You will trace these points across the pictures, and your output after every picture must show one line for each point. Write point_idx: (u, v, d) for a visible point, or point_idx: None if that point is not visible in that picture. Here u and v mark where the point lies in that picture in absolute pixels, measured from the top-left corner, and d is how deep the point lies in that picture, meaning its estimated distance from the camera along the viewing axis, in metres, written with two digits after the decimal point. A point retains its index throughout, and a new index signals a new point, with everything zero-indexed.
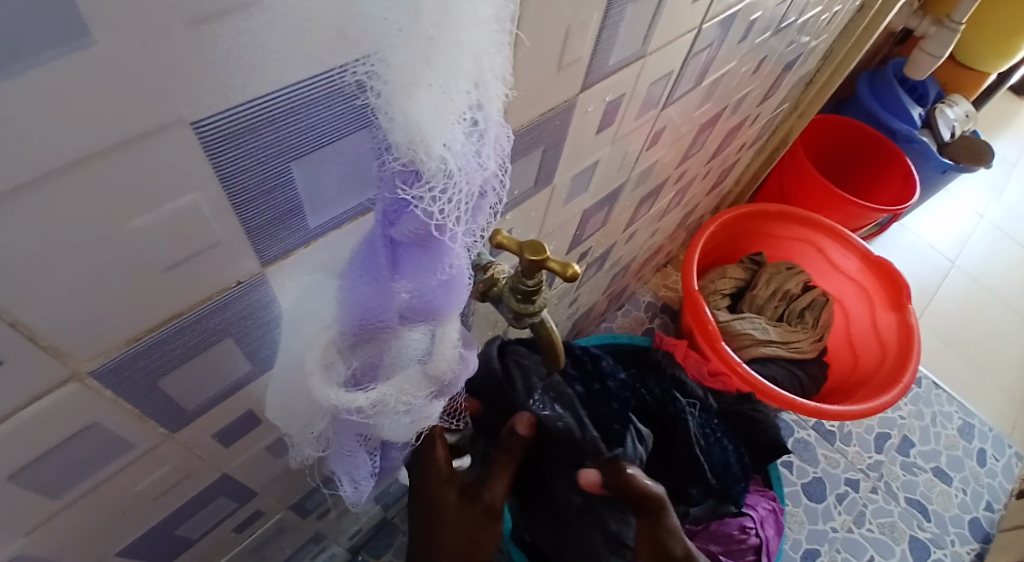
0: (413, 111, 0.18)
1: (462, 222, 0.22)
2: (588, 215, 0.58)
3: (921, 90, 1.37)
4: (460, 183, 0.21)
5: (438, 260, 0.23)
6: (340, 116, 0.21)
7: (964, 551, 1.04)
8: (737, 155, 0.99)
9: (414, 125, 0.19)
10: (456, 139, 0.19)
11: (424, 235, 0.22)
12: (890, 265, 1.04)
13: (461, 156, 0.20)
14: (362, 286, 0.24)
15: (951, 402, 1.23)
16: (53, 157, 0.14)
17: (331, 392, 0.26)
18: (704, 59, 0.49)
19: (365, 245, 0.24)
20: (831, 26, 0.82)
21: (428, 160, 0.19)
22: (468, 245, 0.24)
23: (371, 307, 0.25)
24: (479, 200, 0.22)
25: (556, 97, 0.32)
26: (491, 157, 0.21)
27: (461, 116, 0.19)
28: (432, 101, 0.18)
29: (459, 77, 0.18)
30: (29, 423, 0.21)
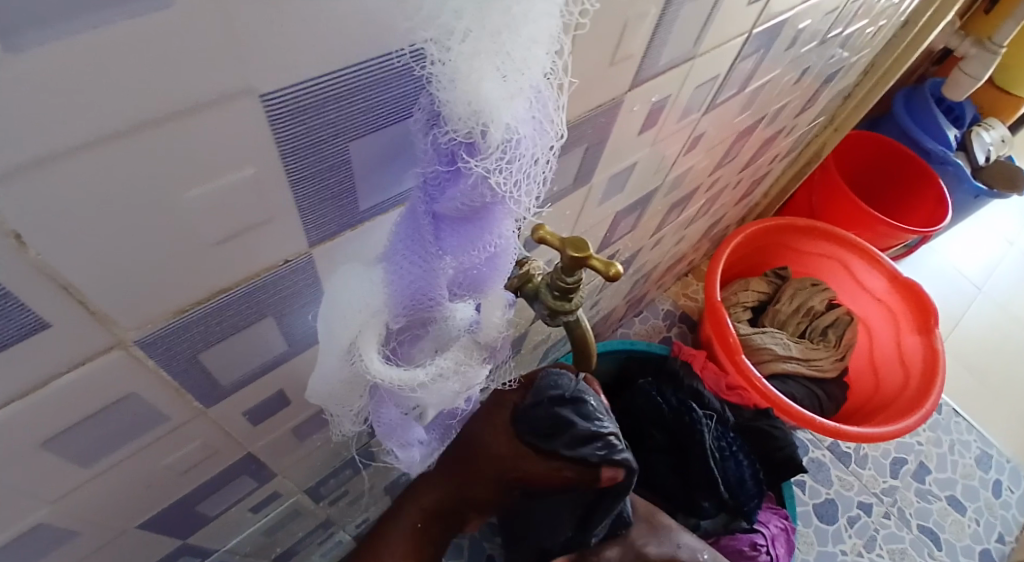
0: (478, 82, 0.18)
1: (518, 195, 0.22)
2: (619, 218, 0.57)
3: (957, 112, 1.34)
4: (521, 156, 0.20)
5: (487, 234, 0.23)
6: (393, 90, 0.20)
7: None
8: (769, 165, 0.98)
9: (481, 100, 0.18)
10: (521, 111, 0.19)
11: (483, 206, 0.21)
12: (921, 287, 1.02)
13: (524, 129, 0.19)
14: (407, 264, 0.23)
15: (971, 431, 1.20)
16: (121, 119, 0.14)
17: (375, 367, 0.24)
18: (750, 64, 0.48)
19: (408, 221, 0.23)
20: (874, 40, 0.80)
21: (493, 131, 0.19)
22: (516, 220, 0.24)
23: (417, 288, 0.24)
24: (537, 172, 0.22)
25: (605, 93, 0.32)
26: (550, 127, 0.21)
27: (528, 86, 0.19)
28: (500, 72, 0.18)
29: (529, 49, 0.18)
30: (68, 388, 0.21)
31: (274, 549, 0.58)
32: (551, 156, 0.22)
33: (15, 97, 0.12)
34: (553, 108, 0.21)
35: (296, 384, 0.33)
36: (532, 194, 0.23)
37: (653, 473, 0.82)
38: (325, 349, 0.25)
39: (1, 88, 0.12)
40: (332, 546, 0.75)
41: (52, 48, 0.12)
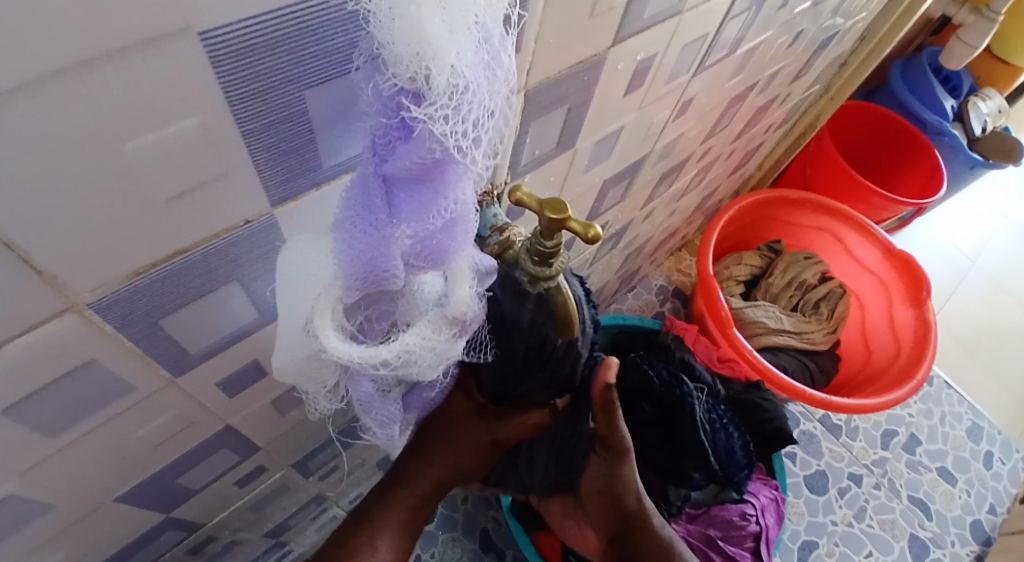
0: (417, 22, 0.17)
1: (470, 150, 0.21)
2: (608, 187, 0.56)
3: (954, 82, 1.32)
4: (471, 103, 0.19)
5: (441, 196, 0.22)
6: (329, 40, 0.19)
7: (963, 552, 1.03)
8: (763, 136, 0.96)
9: (423, 39, 0.17)
10: (466, 51, 0.18)
11: (433, 163, 0.20)
12: (913, 260, 1.01)
13: (470, 73, 0.18)
14: (359, 235, 0.22)
15: (962, 403, 1.21)
16: (50, 58, 0.13)
17: (332, 345, 0.23)
18: (741, 23, 0.46)
19: (358, 187, 0.22)
20: (871, 5, 0.78)
21: (437, 74, 0.18)
22: (473, 181, 0.23)
23: (370, 261, 0.22)
24: (489, 125, 0.21)
25: (586, 49, 0.31)
26: (500, 74, 0.20)
27: (473, 26, 0.18)
28: (441, 6, 0.17)
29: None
30: (22, 354, 0.20)
31: (264, 524, 0.59)
32: (502, 110, 0.21)
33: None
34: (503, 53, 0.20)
35: (272, 355, 0.32)
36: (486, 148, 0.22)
37: (643, 445, 0.82)
38: (285, 325, 0.25)
39: None
40: (326, 521, 0.75)
41: None
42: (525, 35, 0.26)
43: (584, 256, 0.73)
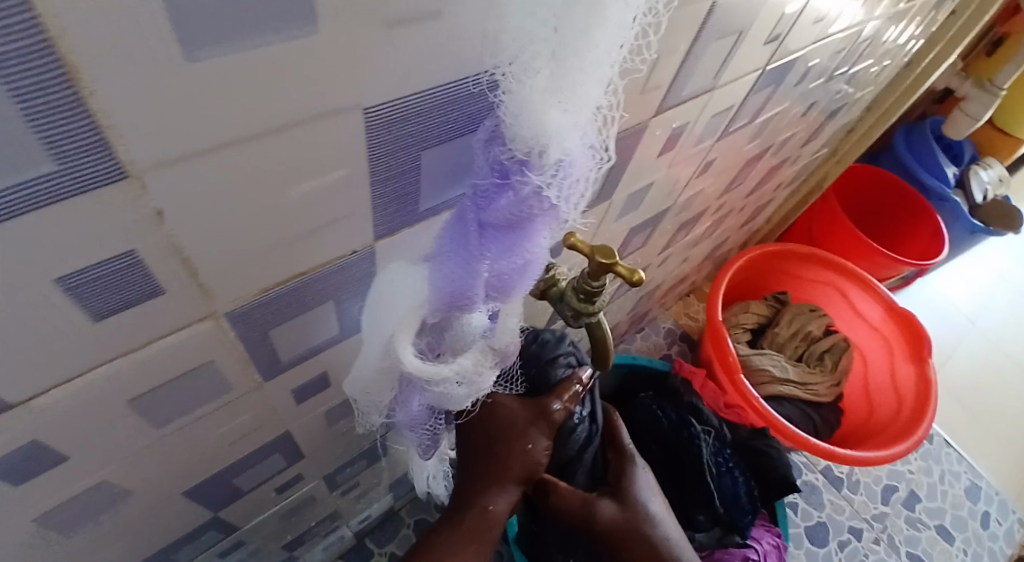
0: (542, 115, 0.20)
1: (561, 212, 0.24)
2: (632, 234, 0.60)
3: (956, 149, 1.39)
4: (570, 180, 0.23)
5: (524, 246, 0.25)
6: (459, 111, 0.24)
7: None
8: (773, 192, 1.01)
9: (543, 127, 0.20)
10: (577, 137, 0.21)
11: (523, 220, 0.24)
12: (917, 319, 1.05)
13: (579, 155, 0.22)
14: (453, 266, 0.25)
15: (961, 462, 1.23)
16: (262, 122, 0.18)
17: (408, 360, 0.27)
18: (761, 98, 0.52)
19: (456, 226, 0.25)
20: (879, 78, 0.84)
21: (549, 154, 0.21)
22: (551, 236, 0.26)
23: (458, 288, 0.26)
24: (581, 198, 0.24)
25: (634, 118, 0.35)
26: (597, 156, 0.23)
27: (585, 122, 0.21)
28: (564, 104, 0.20)
29: (592, 91, 0.20)
30: (163, 350, 0.23)
31: (285, 535, 0.61)
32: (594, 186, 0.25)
33: None
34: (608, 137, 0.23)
35: (338, 370, 0.35)
36: (570, 216, 0.25)
37: None
38: (369, 340, 0.29)
39: None
40: (334, 540, 0.77)
41: (218, 59, 0.15)
42: None
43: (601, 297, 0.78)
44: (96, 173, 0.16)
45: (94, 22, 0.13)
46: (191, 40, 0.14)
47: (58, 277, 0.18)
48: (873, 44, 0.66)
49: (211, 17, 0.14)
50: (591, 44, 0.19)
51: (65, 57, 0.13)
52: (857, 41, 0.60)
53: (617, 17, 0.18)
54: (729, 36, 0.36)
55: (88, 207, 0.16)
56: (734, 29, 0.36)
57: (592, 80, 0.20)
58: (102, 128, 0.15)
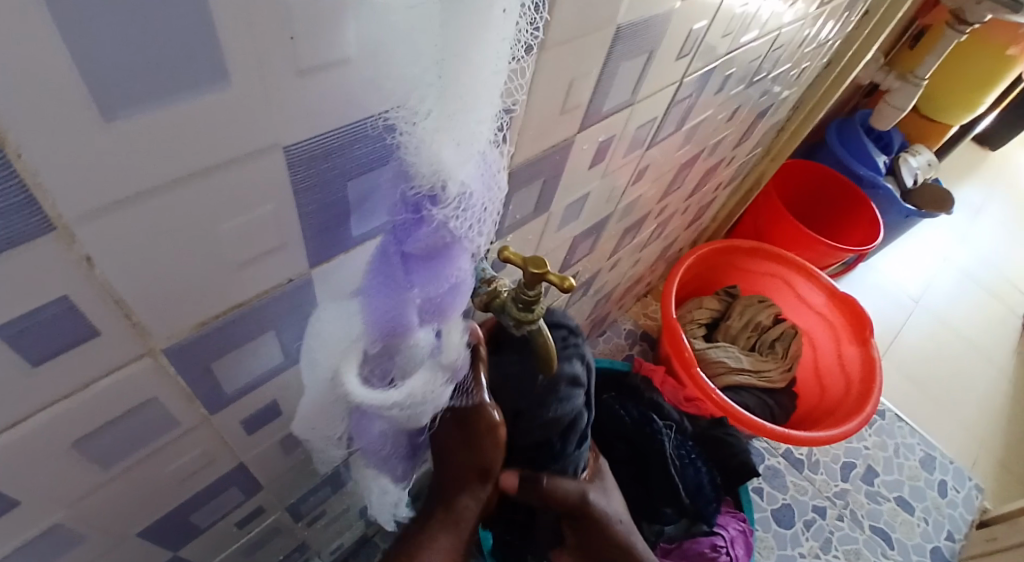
0: (438, 152, 0.23)
1: (471, 234, 0.27)
2: (578, 241, 0.63)
3: (886, 139, 1.48)
4: (472, 205, 0.26)
5: (449, 269, 0.27)
6: (368, 154, 0.25)
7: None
8: (714, 192, 1.06)
9: (440, 163, 0.23)
10: (470, 172, 0.25)
11: (442, 245, 0.26)
12: (856, 302, 1.12)
13: (474, 185, 0.25)
14: (381, 299, 0.27)
15: (914, 435, 1.29)
16: (184, 169, 0.19)
17: (357, 391, 0.28)
18: (684, 107, 0.55)
19: (380, 262, 0.27)
20: (800, 80, 0.90)
21: (450, 185, 0.24)
22: (470, 257, 0.29)
23: (389, 317, 0.28)
24: (485, 218, 0.28)
25: (559, 134, 0.38)
26: (493, 181, 0.27)
27: (476, 154, 0.24)
28: (455, 143, 0.23)
29: (478, 128, 0.23)
30: (104, 390, 0.24)
31: None
32: (497, 207, 0.28)
33: (109, 147, 0.17)
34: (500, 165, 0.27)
35: (288, 397, 0.36)
36: (481, 235, 0.28)
37: (616, 482, 0.87)
38: (311, 379, 0.30)
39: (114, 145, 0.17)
40: None
41: (135, 117, 0.16)
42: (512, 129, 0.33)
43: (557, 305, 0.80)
44: (21, 229, 0.17)
45: (6, 92, 0.14)
46: (112, 99, 0.16)
47: None
48: (788, 49, 0.70)
49: (121, 79, 0.15)
50: (464, 97, 0.22)
51: None
52: (771, 47, 0.65)
53: (489, 67, 0.21)
54: (641, 55, 0.39)
55: (16, 261, 0.17)
56: (644, 48, 0.39)
57: (475, 118, 0.23)
58: (28, 187, 0.16)
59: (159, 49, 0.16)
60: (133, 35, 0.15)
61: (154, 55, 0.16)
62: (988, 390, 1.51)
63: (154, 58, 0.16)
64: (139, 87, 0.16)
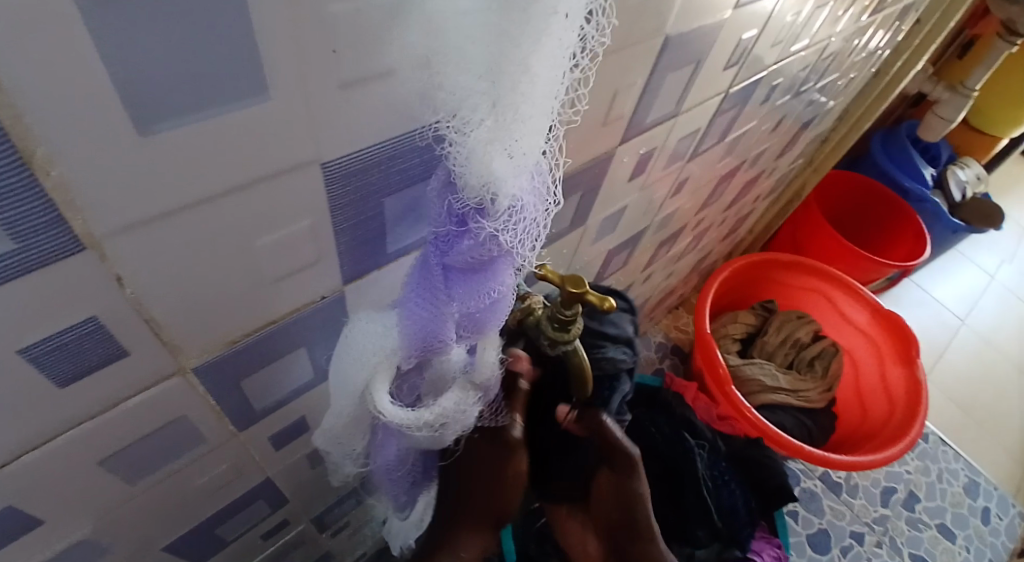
0: (489, 164, 0.20)
1: (520, 248, 0.25)
2: (612, 254, 0.61)
3: (933, 151, 1.41)
4: (524, 218, 0.23)
5: (491, 282, 0.26)
6: (409, 161, 0.24)
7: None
8: (753, 204, 1.03)
9: (492, 177, 0.21)
10: (523, 184, 0.22)
11: (486, 259, 0.24)
12: (901, 320, 1.06)
13: (527, 197, 0.23)
14: (418, 310, 0.26)
15: (957, 460, 1.23)
16: (218, 184, 0.18)
17: (385, 408, 0.28)
18: (727, 119, 0.53)
19: (420, 271, 0.26)
20: (847, 89, 0.86)
21: (500, 199, 0.21)
22: (516, 269, 0.27)
23: (427, 330, 0.27)
24: (535, 231, 0.25)
25: (600, 146, 0.36)
26: (544, 188, 0.24)
27: (529, 163, 0.22)
28: (508, 155, 0.20)
29: (532, 138, 0.21)
30: (134, 407, 0.23)
31: None
32: (546, 216, 0.26)
33: (141, 162, 0.16)
34: (552, 171, 0.24)
35: (317, 412, 0.35)
36: (531, 249, 0.26)
37: None
38: (338, 388, 0.29)
39: (146, 160, 0.16)
40: None
41: (170, 132, 0.16)
42: None
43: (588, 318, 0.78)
44: (53, 247, 0.16)
45: (38, 105, 0.13)
46: (148, 114, 0.15)
47: (21, 348, 0.18)
48: (838, 58, 0.67)
49: (155, 91, 0.14)
50: (519, 105, 0.19)
51: (17, 142, 0.13)
52: (820, 56, 0.62)
53: (546, 70, 0.19)
54: (687, 65, 0.37)
55: (42, 281, 0.17)
56: (692, 58, 0.37)
57: (530, 127, 0.20)
58: (57, 205, 0.15)
59: (197, 60, 0.15)
60: (168, 44, 0.14)
61: (190, 71, 0.15)
62: None
63: (191, 71, 0.15)
64: (176, 102, 0.15)
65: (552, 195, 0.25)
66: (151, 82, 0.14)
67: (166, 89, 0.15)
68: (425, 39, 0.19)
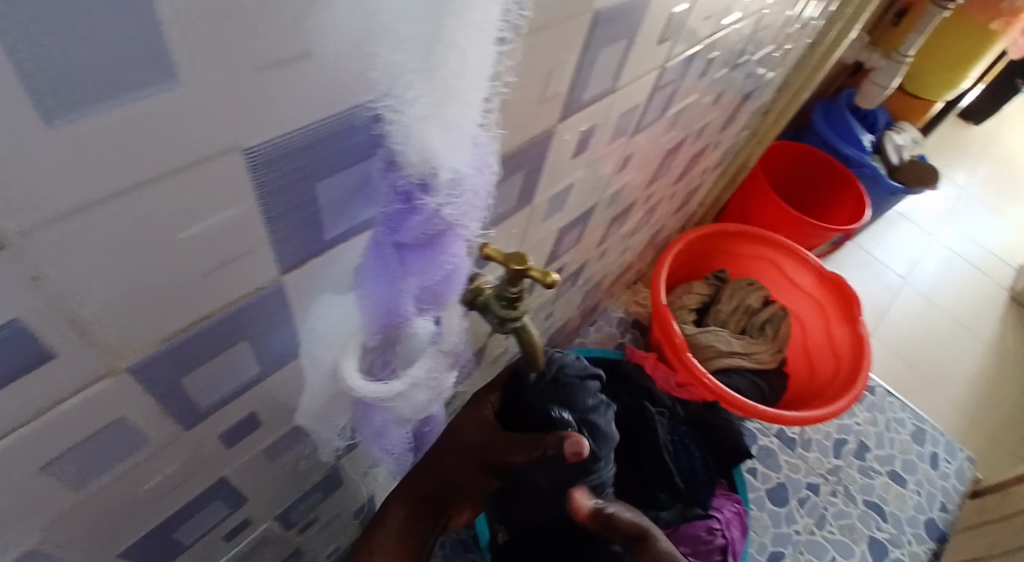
0: (427, 139, 0.21)
1: (467, 219, 0.26)
2: (564, 232, 0.62)
3: (871, 118, 1.47)
4: (466, 190, 0.25)
5: (444, 256, 0.27)
6: (346, 137, 0.23)
7: (921, 549, 1.11)
8: (701, 177, 1.05)
9: (430, 152, 0.22)
10: (464, 156, 0.23)
11: (437, 234, 0.25)
12: (844, 282, 1.12)
13: (468, 168, 0.24)
14: (376, 288, 0.27)
15: (903, 409, 1.30)
16: (133, 176, 0.17)
17: (357, 385, 0.30)
18: (667, 93, 0.54)
19: (374, 249, 0.26)
20: (784, 60, 0.89)
21: (442, 172, 0.23)
22: (467, 240, 0.28)
23: (387, 306, 0.28)
24: (479, 201, 0.26)
25: (540, 124, 0.37)
26: (486, 161, 0.25)
27: (465, 137, 0.23)
28: (442, 128, 0.22)
29: (465, 111, 0.22)
30: (67, 413, 0.23)
31: None
32: (489, 185, 0.27)
33: (45, 156, 0.15)
34: (492, 140, 0.25)
35: (268, 405, 0.35)
36: (477, 219, 0.27)
37: None
38: (313, 368, 0.31)
39: (49, 154, 0.15)
40: None
41: (72, 122, 0.15)
42: None
43: (547, 297, 0.79)
44: None
45: None
46: (47, 105, 0.14)
47: None
48: (771, 30, 0.69)
49: (54, 83, 0.14)
50: (451, 79, 0.20)
51: None
52: (755, 28, 0.63)
53: (476, 48, 0.20)
54: (621, 40, 0.38)
55: None
56: (624, 33, 0.38)
57: (462, 103, 0.21)
58: None
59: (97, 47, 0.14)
60: (59, 33, 0.13)
61: (100, 62, 0.14)
62: (976, 363, 1.53)
63: (90, 59, 0.14)
64: (76, 93, 0.14)
65: (495, 164, 0.27)
66: (45, 75, 0.13)
67: (64, 79, 0.14)
68: (355, 17, 0.18)
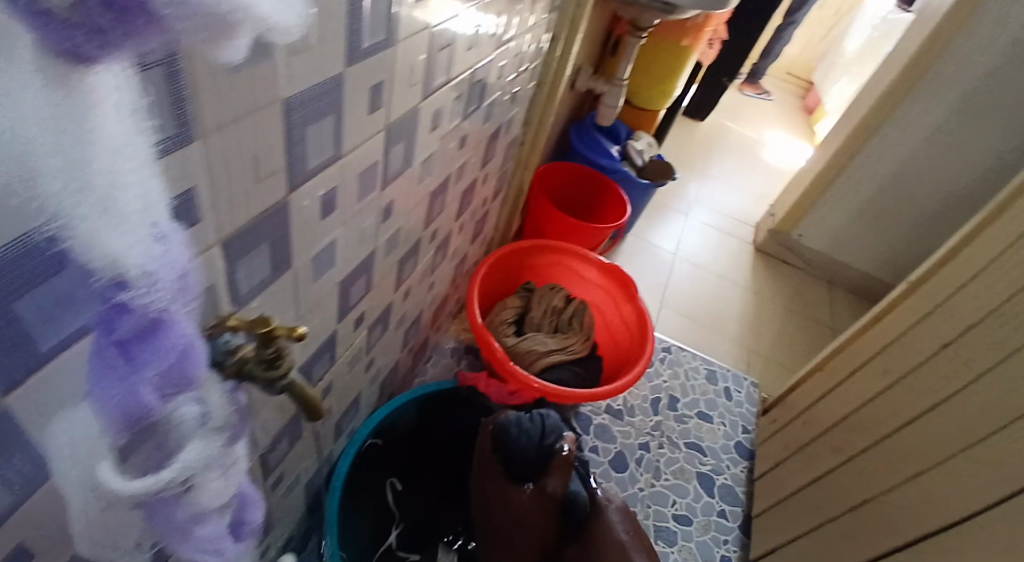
0: (106, 244, 0.22)
1: (179, 302, 0.28)
2: (350, 285, 0.67)
3: (614, 132, 1.78)
4: (162, 282, 0.25)
5: (169, 343, 0.28)
6: (30, 264, 0.25)
7: (738, 470, 1.35)
8: (484, 206, 1.18)
9: (109, 253, 0.22)
10: (148, 253, 0.24)
11: (151, 323, 0.27)
12: (620, 268, 1.36)
13: (158, 265, 0.25)
14: (106, 389, 0.28)
15: (695, 358, 1.57)
16: None
17: (116, 481, 0.30)
18: (403, 147, 0.63)
19: (95, 356, 0.28)
20: (520, 99, 1.05)
21: (129, 272, 0.23)
22: (190, 319, 0.30)
23: (124, 404, 0.28)
24: (181, 287, 0.28)
25: (267, 199, 0.42)
26: (174, 254, 0.26)
27: (149, 229, 0.23)
28: (120, 227, 0.22)
29: (140, 196, 0.22)
30: None
31: None
32: (185, 277, 0.28)
33: None
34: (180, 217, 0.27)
35: (36, 527, 0.35)
36: (190, 301, 0.29)
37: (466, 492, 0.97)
38: (70, 489, 0.31)
39: None
40: None
41: None
42: (201, 206, 0.36)
43: (364, 346, 0.83)
44: None
45: None
46: None
47: None
48: (491, 79, 0.83)
49: None
50: (108, 173, 0.21)
51: None
52: (472, 82, 0.76)
53: (126, 140, 0.21)
54: (327, 118, 0.45)
55: None
56: (327, 112, 0.45)
57: (133, 191, 0.22)
58: None
59: None
60: None
61: None
62: (743, 307, 1.89)
63: None
64: None
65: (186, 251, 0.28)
66: None
67: None
68: None
